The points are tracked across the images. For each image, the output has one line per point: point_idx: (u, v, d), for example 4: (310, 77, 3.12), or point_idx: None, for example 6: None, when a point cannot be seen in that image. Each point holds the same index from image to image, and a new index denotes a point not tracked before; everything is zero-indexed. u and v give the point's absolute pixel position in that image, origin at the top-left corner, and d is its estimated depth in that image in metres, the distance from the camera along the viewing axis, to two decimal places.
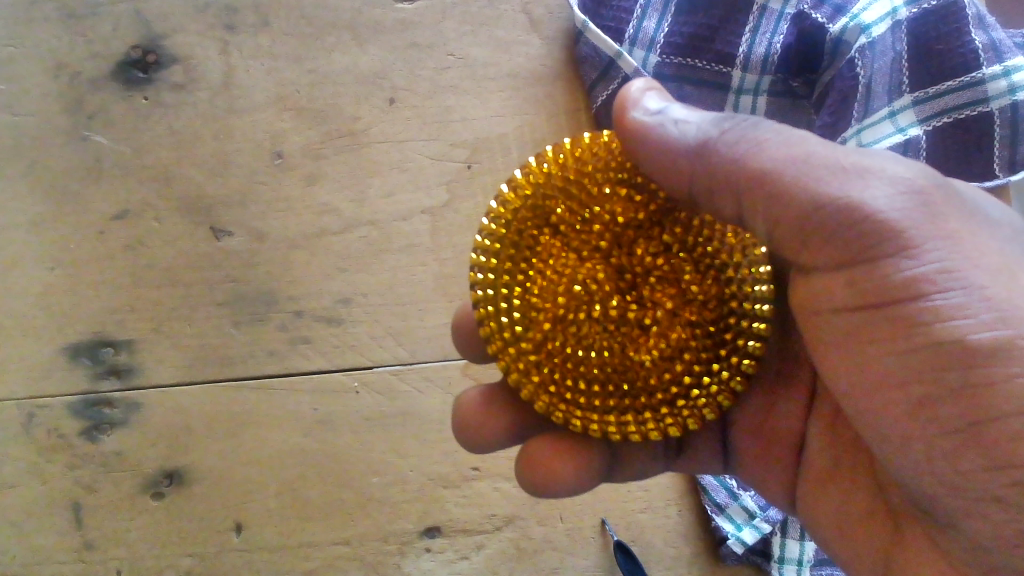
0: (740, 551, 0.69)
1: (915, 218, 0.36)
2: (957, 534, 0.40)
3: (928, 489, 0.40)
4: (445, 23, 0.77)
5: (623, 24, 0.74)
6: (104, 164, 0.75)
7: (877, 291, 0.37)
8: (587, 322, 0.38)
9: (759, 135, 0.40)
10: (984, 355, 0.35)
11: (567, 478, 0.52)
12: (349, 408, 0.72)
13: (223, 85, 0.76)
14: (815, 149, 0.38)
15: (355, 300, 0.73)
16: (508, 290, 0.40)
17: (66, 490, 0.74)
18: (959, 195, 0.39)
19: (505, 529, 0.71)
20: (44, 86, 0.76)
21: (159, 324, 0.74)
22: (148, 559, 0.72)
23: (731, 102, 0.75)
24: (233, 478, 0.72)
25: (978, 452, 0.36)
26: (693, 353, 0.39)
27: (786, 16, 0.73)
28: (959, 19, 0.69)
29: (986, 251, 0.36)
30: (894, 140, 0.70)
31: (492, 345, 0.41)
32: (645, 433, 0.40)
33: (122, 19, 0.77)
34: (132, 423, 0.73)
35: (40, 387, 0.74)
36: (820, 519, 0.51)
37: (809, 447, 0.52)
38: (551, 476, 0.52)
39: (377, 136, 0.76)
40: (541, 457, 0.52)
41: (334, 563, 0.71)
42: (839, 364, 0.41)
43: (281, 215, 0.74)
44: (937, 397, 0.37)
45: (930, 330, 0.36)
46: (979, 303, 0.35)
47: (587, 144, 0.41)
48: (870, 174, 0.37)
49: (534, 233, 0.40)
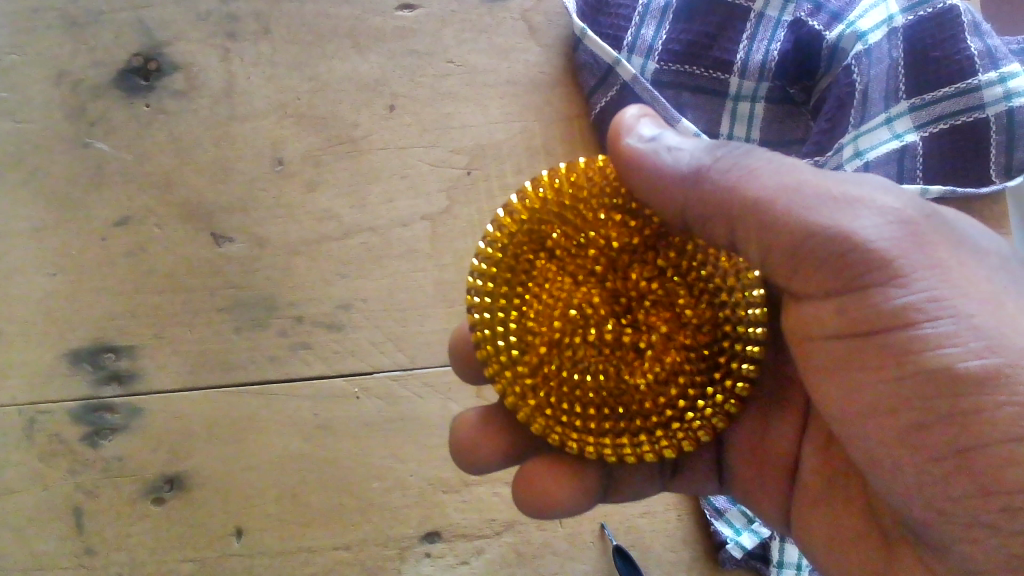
0: (740, 555, 0.70)
1: (904, 247, 0.37)
2: (945, 553, 0.41)
3: (917, 510, 0.40)
4: (445, 30, 0.78)
5: (621, 31, 0.74)
6: (104, 172, 0.76)
7: (867, 318, 0.38)
8: (583, 346, 0.39)
9: (751, 163, 0.41)
10: (974, 382, 0.36)
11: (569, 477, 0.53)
12: (350, 414, 0.73)
13: (224, 92, 0.76)
14: (807, 179, 0.40)
15: (356, 307, 0.74)
16: (505, 314, 0.41)
17: (67, 496, 0.74)
18: (947, 223, 0.40)
19: (505, 534, 0.71)
20: (45, 93, 0.76)
21: (161, 330, 0.74)
22: (148, 564, 0.73)
23: (728, 109, 0.75)
24: (233, 484, 0.73)
25: (966, 476, 0.37)
26: (687, 376, 0.39)
27: (783, 23, 0.73)
28: (955, 26, 0.69)
29: (973, 280, 0.37)
30: (890, 146, 0.71)
31: (488, 368, 0.42)
32: (640, 455, 0.41)
33: (124, 26, 0.77)
34: (133, 429, 0.74)
35: (43, 393, 0.75)
36: (812, 535, 0.52)
37: (803, 464, 0.53)
38: (546, 482, 0.53)
39: (378, 143, 0.76)
40: (536, 482, 0.53)
41: (335, 568, 0.72)
42: (830, 388, 0.41)
43: (282, 222, 0.75)
44: (926, 422, 0.37)
45: (919, 357, 0.37)
46: (967, 331, 0.36)
47: (582, 168, 0.42)
48: (860, 204, 0.39)
49: (530, 257, 0.40)
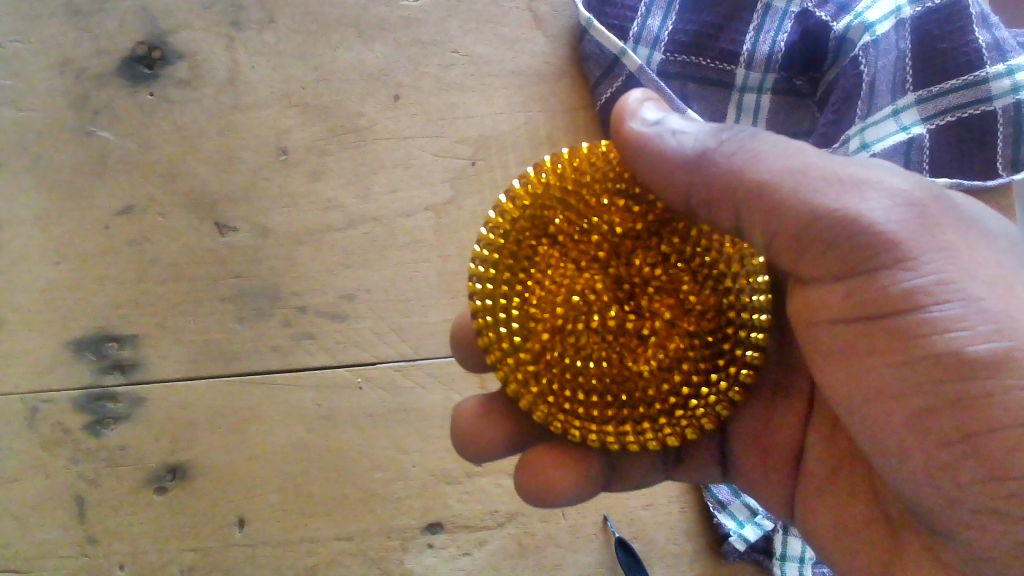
0: (743, 547, 0.70)
1: (911, 231, 0.37)
2: (952, 542, 0.41)
3: (924, 497, 0.40)
4: (450, 20, 0.77)
5: (627, 22, 0.74)
6: (108, 161, 0.76)
7: (875, 302, 0.37)
8: (586, 333, 0.39)
9: (757, 147, 0.41)
10: (983, 366, 0.35)
11: (591, 458, 0.53)
12: (353, 405, 0.73)
13: (228, 82, 0.76)
14: (813, 161, 0.39)
15: (359, 298, 0.73)
16: (507, 300, 0.40)
17: (70, 485, 0.74)
18: (955, 205, 0.39)
19: (507, 525, 0.71)
20: (49, 81, 0.76)
21: (164, 320, 0.74)
22: (151, 554, 0.73)
23: (734, 100, 0.74)
24: (235, 474, 0.73)
25: (974, 462, 0.37)
26: (691, 363, 0.39)
27: (790, 14, 0.73)
28: (964, 18, 0.68)
29: (981, 263, 0.37)
30: (897, 138, 0.70)
31: (491, 355, 0.42)
32: (644, 443, 0.41)
33: (128, 15, 0.77)
34: (135, 419, 0.74)
35: (46, 383, 0.75)
36: (817, 525, 0.51)
37: (807, 454, 0.53)
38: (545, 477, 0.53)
39: (382, 133, 0.75)
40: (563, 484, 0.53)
41: (337, 558, 0.72)
42: (836, 375, 0.41)
43: (285, 212, 0.75)
44: (933, 408, 0.37)
45: (927, 341, 0.36)
46: (976, 315, 0.36)
47: (586, 153, 0.42)
48: (867, 187, 0.38)
49: (533, 243, 0.40)
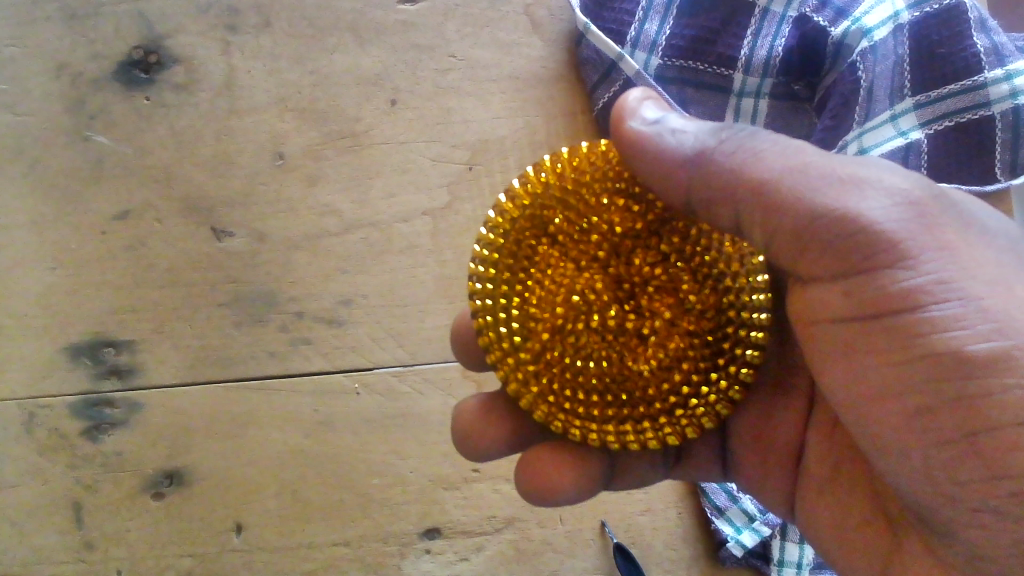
0: (740, 554, 0.69)
1: (912, 229, 0.37)
2: (954, 541, 0.41)
3: (924, 497, 0.40)
4: (446, 24, 0.77)
5: (625, 26, 0.74)
6: (104, 165, 0.76)
7: (874, 301, 0.37)
8: (585, 332, 0.39)
9: (757, 146, 0.41)
10: (981, 365, 0.35)
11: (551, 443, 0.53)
12: (350, 409, 0.72)
13: (225, 86, 0.76)
14: (812, 160, 0.39)
15: (356, 303, 0.73)
16: (507, 300, 0.40)
17: (66, 490, 0.74)
18: (954, 204, 0.39)
19: (505, 531, 0.71)
20: (44, 86, 0.76)
21: (160, 325, 0.74)
22: (148, 560, 0.73)
23: (732, 105, 0.74)
24: (232, 479, 0.73)
25: (975, 461, 0.36)
26: (691, 362, 0.39)
27: (788, 18, 0.73)
28: (961, 23, 0.69)
29: (981, 262, 0.37)
30: (895, 143, 0.70)
31: (491, 355, 0.42)
32: (644, 442, 0.41)
33: (124, 20, 0.77)
34: (131, 424, 0.73)
35: (41, 388, 0.74)
36: (818, 525, 0.52)
37: (808, 454, 0.52)
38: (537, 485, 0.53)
39: (379, 137, 0.76)
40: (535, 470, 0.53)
41: (334, 564, 0.71)
42: (835, 374, 0.41)
43: (281, 217, 0.75)
44: (934, 407, 0.37)
45: (927, 341, 0.36)
46: (977, 314, 0.36)
47: (586, 153, 0.42)
48: (867, 186, 0.38)
49: (532, 243, 0.40)
